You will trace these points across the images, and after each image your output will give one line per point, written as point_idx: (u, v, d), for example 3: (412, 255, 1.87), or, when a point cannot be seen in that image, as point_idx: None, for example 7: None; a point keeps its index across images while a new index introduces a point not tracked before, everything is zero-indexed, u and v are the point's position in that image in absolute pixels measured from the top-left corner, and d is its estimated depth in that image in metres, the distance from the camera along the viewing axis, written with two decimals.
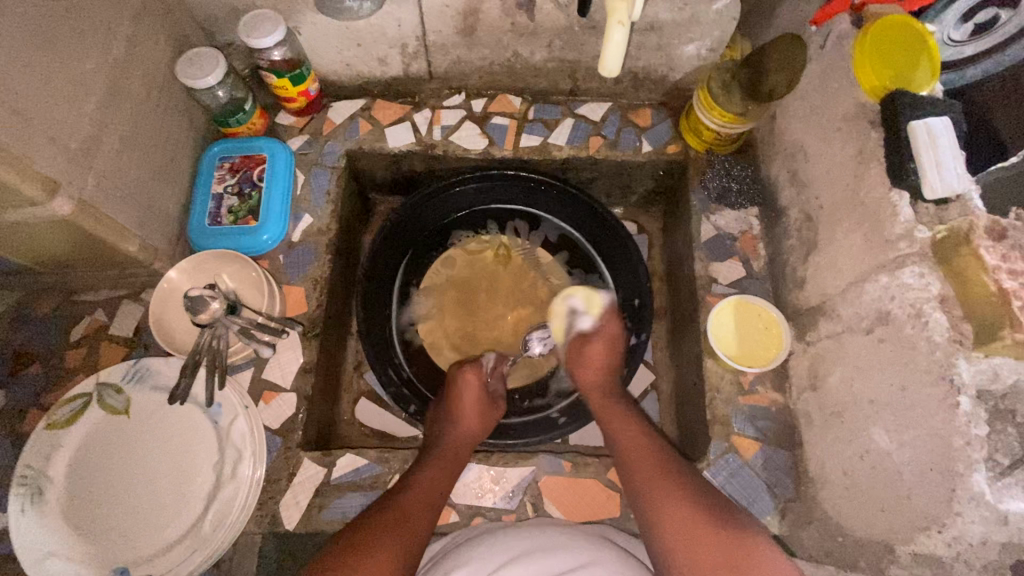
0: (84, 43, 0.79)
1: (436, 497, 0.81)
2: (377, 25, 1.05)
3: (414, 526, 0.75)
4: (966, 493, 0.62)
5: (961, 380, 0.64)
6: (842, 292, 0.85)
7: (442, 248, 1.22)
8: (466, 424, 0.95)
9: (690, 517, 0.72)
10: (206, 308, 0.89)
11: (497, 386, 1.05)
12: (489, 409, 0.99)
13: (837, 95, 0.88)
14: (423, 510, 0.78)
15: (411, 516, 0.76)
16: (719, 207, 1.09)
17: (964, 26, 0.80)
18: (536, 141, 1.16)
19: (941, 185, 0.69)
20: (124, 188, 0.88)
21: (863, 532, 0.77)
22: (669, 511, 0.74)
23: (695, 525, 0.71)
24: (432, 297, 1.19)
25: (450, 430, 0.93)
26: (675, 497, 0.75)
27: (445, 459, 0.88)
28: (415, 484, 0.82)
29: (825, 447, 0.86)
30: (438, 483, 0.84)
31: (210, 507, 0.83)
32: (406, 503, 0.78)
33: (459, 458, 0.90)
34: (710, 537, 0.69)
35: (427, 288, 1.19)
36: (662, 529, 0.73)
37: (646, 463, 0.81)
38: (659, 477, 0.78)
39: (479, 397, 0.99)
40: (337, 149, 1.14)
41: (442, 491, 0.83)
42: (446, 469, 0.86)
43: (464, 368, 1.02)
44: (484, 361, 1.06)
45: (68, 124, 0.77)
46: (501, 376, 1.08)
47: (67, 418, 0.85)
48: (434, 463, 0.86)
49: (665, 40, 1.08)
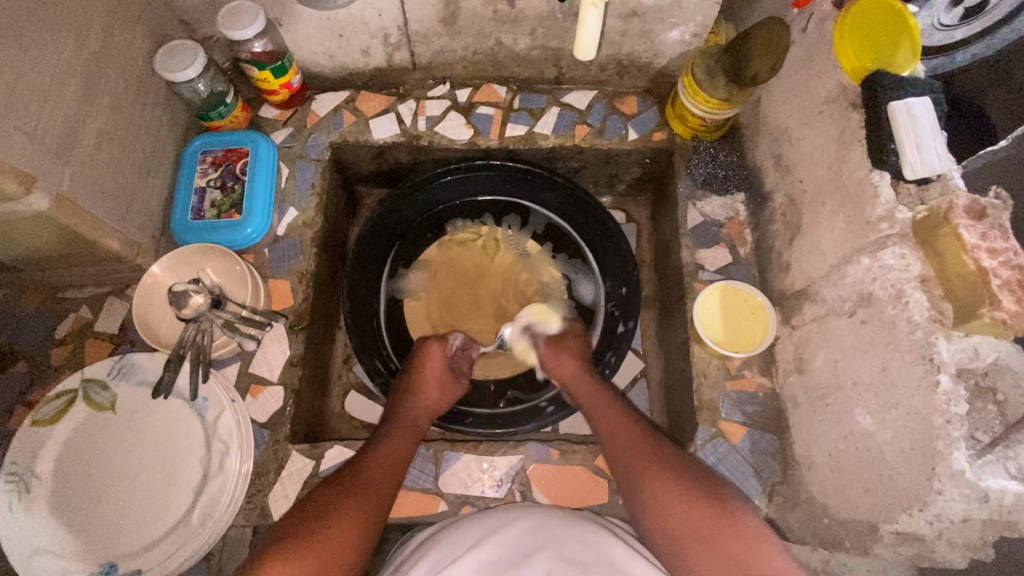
0: (58, 36, 0.79)
1: (395, 465, 0.82)
2: (357, 15, 1.04)
3: (374, 494, 0.75)
4: (946, 471, 0.63)
5: (940, 359, 0.64)
6: (825, 275, 0.85)
7: (430, 237, 1.21)
8: (428, 397, 0.95)
9: (674, 497, 0.72)
10: (190, 303, 0.89)
11: (461, 365, 1.05)
12: (451, 386, 0.99)
13: (819, 78, 0.88)
14: (382, 479, 0.78)
15: (371, 485, 0.76)
16: (705, 193, 1.09)
17: (955, 10, 0.79)
18: (521, 130, 1.16)
19: (920, 165, 0.70)
20: (103, 184, 0.87)
21: (847, 513, 0.78)
22: (654, 489, 0.74)
23: (681, 506, 0.71)
24: (421, 288, 1.19)
25: (412, 404, 0.93)
26: (659, 475, 0.75)
27: (405, 433, 0.87)
28: (375, 453, 0.81)
29: (811, 430, 0.86)
30: (398, 452, 0.84)
31: (198, 501, 0.83)
32: (368, 472, 0.78)
33: (416, 432, 0.90)
34: (693, 515, 0.70)
35: (415, 279, 1.19)
36: (650, 511, 0.74)
37: (632, 443, 0.81)
38: (646, 457, 0.78)
39: (442, 371, 0.99)
40: (321, 142, 1.13)
41: (400, 461, 0.83)
42: (407, 442, 0.86)
43: (429, 340, 1.01)
44: (452, 340, 1.05)
45: (43, 120, 0.76)
46: (469, 357, 1.07)
47: (52, 415, 0.85)
48: (394, 434, 0.86)
49: (648, 26, 1.07)
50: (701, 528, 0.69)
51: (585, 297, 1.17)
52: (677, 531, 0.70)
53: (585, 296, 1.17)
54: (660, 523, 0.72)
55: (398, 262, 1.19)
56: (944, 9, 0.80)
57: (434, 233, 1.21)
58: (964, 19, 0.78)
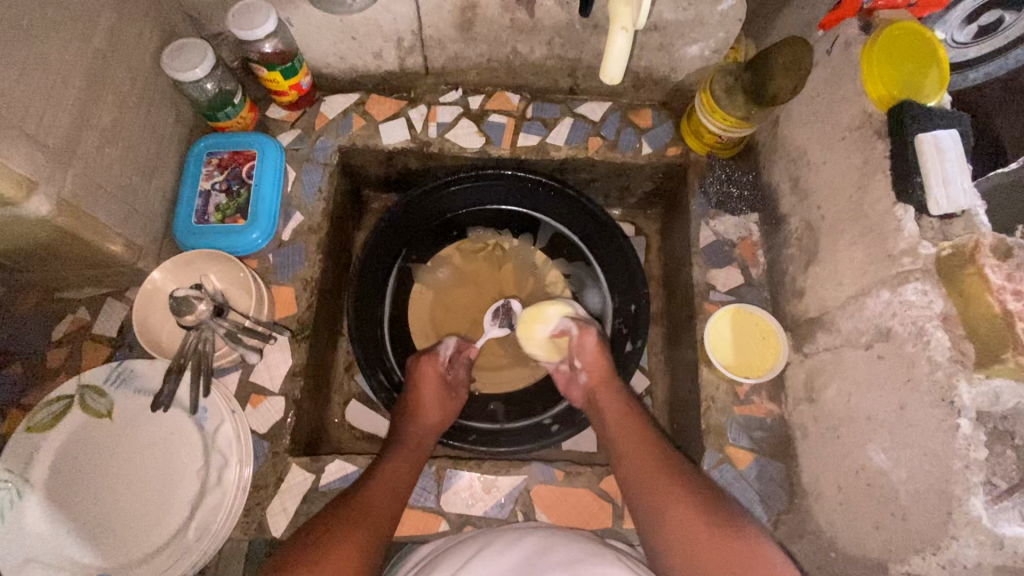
0: (63, 34, 0.76)
1: (398, 489, 0.81)
2: (371, 19, 1.01)
3: (380, 518, 0.75)
4: (962, 517, 0.61)
5: (961, 403, 0.63)
6: (841, 305, 0.84)
7: (460, 231, 1.22)
8: (425, 416, 0.94)
9: (695, 518, 0.71)
10: (192, 310, 0.86)
11: (459, 374, 1.03)
12: (450, 400, 0.99)
13: (842, 103, 0.86)
14: (388, 501, 0.78)
15: (381, 508, 0.77)
16: (718, 212, 1.07)
17: (968, 28, 0.84)
18: (533, 140, 1.14)
19: (947, 201, 0.69)
20: (106, 186, 0.85)
21: (856, 548, 0.76)
22: (677, 508, 0.73)
23: (703, 528, 0.70)
24: (447, 281, 1.20)
25: (410, 421, 0.93)
26: (682, 495, 0.75)
27: (407, 452, 0.87)
28: (379, 475, 0.82)
29: (821, 460, 0.85)
30: (400, 475, 0.83)
31: (195, 514, 0.81)
32: (373, 494, 0.78)
33: (420, 448, 0.90)
34: (720, 540, 0.69)
35: (441, 275, 1.20)
36: (668, 528, 0.73)
37: (654, 459, 0.80)
38: (668, 477, 0.77)
39: (438, 389, 0.98)
40: (329, 145, 1.11)
41: (406, 482, 0.83)
42: (408, 463, 0.85)
43: (422, 357, 1.00)
44: (443, 349, 1.03)
45: (44, 121, 0.74)
46: (465, 363, 1.05)
47: (48, 421, 0.83)
48: (394, 456, 0.86)
49: (667, 40, 1.05)
50: (723, 552, 0.68)
51: (594, 306, 1.17)
52: (699, 551, 0.69)
53: (592, 304, 1.17)
54: (679, 543, 0.71)
55: (418, 262, 1.19)
56: (958, 26, 0.84)
57: (460, 230, 1.22)
58: (978, 38, 0.84)
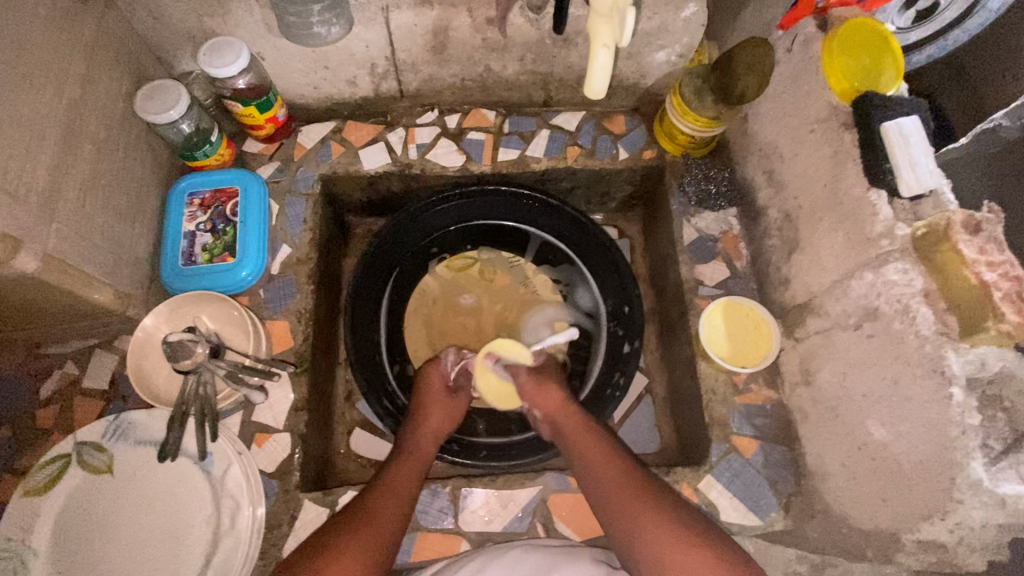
0: (37, 89, 0.75)
1: (404, 504, 0.81)
2: (344, 49, 1.02)
3: (381, 528, 0.76)
4: (965, 481, 0.64)
5: (952, 371, 0.66)
6: (827, 289, 0.87)
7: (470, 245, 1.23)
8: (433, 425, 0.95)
9: (674, 539, 0.72)
10: (189, 355, 0.84)
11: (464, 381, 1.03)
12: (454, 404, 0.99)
13: (807, 97, 0.90)
14: (395, 509, 0.79)
15: (382, 518, 0.77)
16: (699, 209, 1.10)
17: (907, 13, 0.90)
18: (513, 154, 1.15)
19: (915, 182, 0.73)
20: (89, 237, 0.83)
21: (867, 522, 0.79)
22: (656, 539, 0.72)
23: (686, 550, 0.71)
24: (462, 303, 1.21)
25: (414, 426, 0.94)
26: (661, 524, 0.73)
27: (416, 460, 0.88)
28: (388, 481, 0.83)
29: (823, 441, 0.88)
30: (406, 481, 0.84)
31: (210, 563, 0.79)
32: (377, 501, 0.79)
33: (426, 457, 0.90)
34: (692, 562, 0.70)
35: (461, 296, 1.21)
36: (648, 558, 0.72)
37: (622, 484, 0.79)
38: (642, 503, 0.76)
39: (443, 398, 0.98)
40: (310, 175, 1.11)
41: (411, 490, 0.83)
42: (415, 473, 0.86)
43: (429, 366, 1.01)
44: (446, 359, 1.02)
45: (25, 178, 0.72)
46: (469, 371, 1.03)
47: (45, 483, 0.80)
48: (405, 462, 0.87)
49: (635, 49, 1.08)
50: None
51: (585, 305, 1.19)
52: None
53: (583, 303, 1.19)
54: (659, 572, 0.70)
55: (407, 285, 1.20)
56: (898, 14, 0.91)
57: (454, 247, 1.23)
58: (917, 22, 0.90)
